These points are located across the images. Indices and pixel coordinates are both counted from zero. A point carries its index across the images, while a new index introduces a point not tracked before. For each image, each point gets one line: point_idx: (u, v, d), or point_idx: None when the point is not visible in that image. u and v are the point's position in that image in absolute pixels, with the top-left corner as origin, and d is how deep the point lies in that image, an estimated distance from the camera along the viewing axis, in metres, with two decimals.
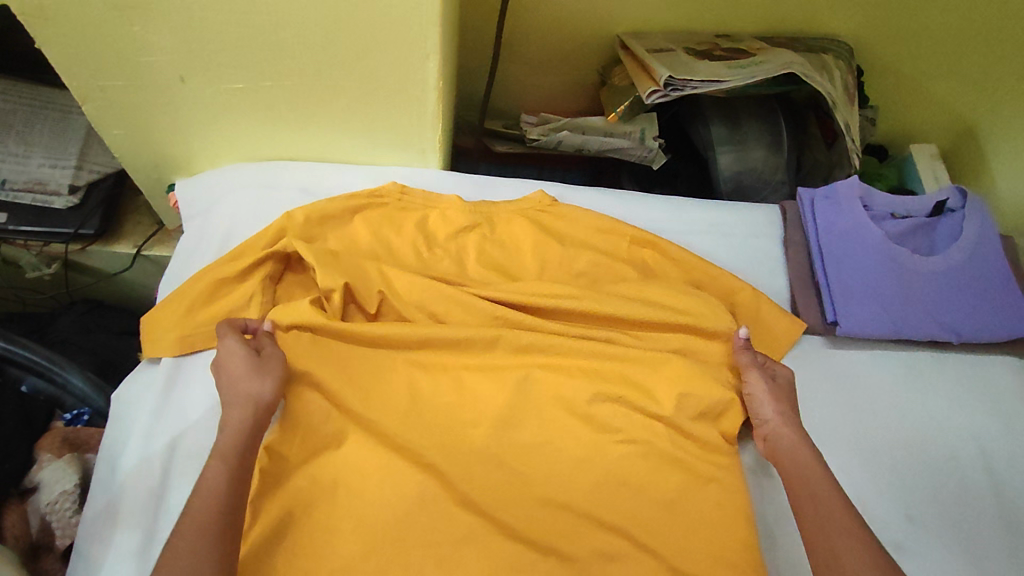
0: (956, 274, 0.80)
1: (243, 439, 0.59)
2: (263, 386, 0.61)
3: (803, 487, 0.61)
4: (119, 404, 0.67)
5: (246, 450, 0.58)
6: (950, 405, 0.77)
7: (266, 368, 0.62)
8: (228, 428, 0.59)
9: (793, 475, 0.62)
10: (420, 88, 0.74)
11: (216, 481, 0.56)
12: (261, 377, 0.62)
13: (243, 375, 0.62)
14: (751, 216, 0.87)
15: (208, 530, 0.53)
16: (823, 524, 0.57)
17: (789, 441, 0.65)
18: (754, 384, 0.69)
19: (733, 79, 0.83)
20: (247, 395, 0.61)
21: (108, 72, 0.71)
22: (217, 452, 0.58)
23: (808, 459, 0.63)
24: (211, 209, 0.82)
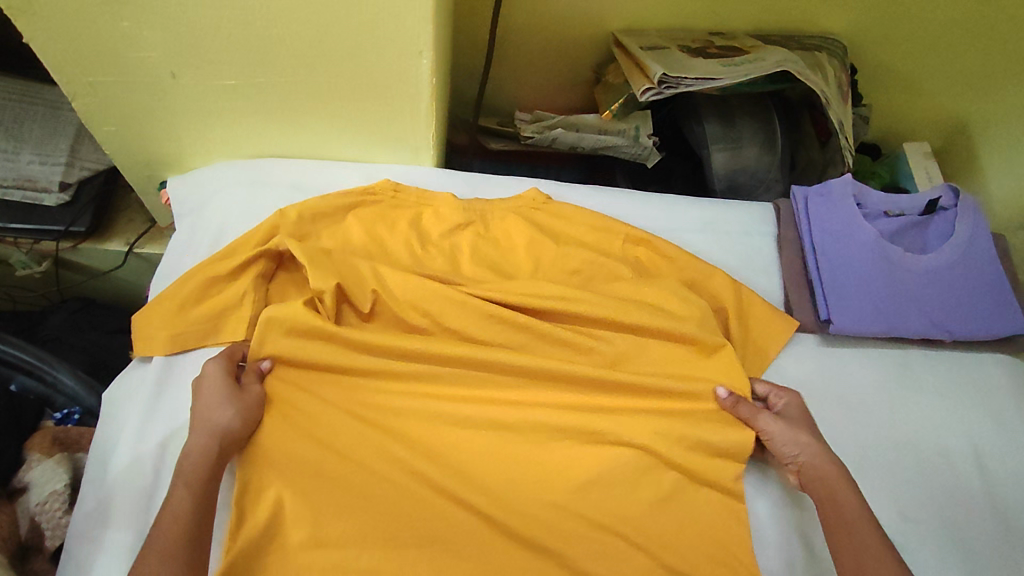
0: (950, 273, 0.81)
1: (207, 470, 0.58)
2: (227, 418, 0.61)
3: (840, 521, 0.61)
4: (110, 404, 0.67)
5: (208, 479, 0.58)
6: (942, 403, 0.78)
7: (239, 401, 0.62)
8: (192, 454, 0.59)
9: (827, 510, 0.63)
10: (414, 85, 0.74)
11: (183, 509, 0.56)
12: (231, 408, 0.61)
13: (214, 403, 0.62)
14: (745, 215, 0.87)
15: (176, 557, 0.53)
16: (857, 557, 0.59)
17: (822, 474, 0.65)
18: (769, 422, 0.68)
19: (728, 76, 0.83)
20: (215, 425, 0.60)
21: (98, 67, 0.70)
22: (180, 478, 0.58)
23: (841, 492, 0.63)
24: (204, 207, 0.81)
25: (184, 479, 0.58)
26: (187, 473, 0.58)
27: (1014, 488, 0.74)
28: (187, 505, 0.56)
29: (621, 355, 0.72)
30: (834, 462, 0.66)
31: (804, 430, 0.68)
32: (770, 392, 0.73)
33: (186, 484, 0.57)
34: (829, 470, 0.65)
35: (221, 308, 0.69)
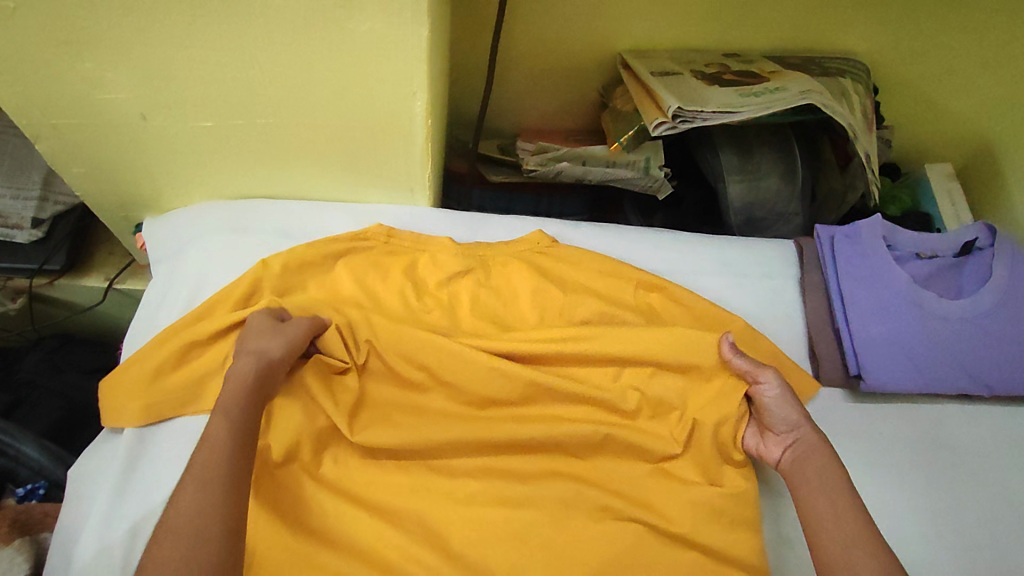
0: (988, 321, 0.75)
1: (248, 397, 0.56)
2: (272, 345, 0.60)
3: (821, 503, 0.56)
4: (77, 482, 0.62)
5: (250, 408, 0.56)
6: (982, 464, 0.72)
7: (287, 329, 0.62)
8: (235, 380, 0.57)
9: (810, 486, 0.58)
10: (408, 127, 0.68)
11: (221, 435, 0.53)
12: (279, 337, 0.61)
13: (252, 331, 0.61)
14: (765, 256, 0.81)
15: (212, 483, 0.49)
16: (844, 543, 0.53)
17: (809, 453, 0.61)
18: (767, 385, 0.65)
19: (747, 110, 0.77)
20: (258, 351, 0.59)
21: (60, 109, 0.64)
22: (219, 406, 0.55)
23: (830, 469, 0.59)
24: (182, 253, 0.75)
25: (223, 408, 0.55)
26: (229, 396, 0.56)
27: None
28: (225, 430, 0.53)
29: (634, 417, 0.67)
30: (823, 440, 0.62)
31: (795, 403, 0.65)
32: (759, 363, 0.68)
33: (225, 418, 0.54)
34: (819, 447, 0.61)
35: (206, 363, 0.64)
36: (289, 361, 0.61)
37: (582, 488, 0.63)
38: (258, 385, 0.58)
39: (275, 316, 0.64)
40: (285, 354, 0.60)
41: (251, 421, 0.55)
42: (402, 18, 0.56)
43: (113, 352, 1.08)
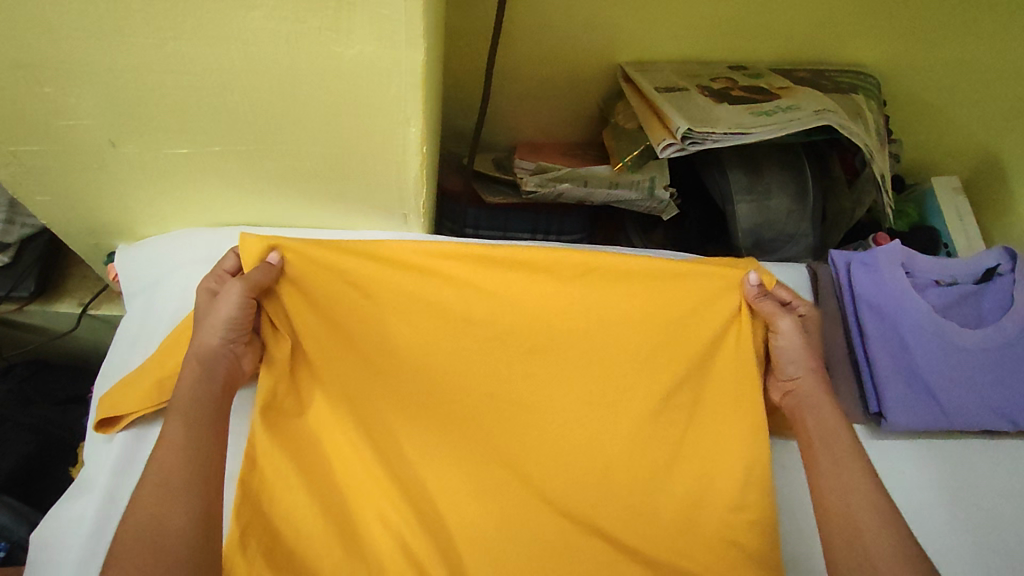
0: (1010, 351, 0.71)
1: (200, 391, 0.55)
2: (214, 330, 0.58)
3: (823, 455, 0.57)
4: (40, 546, 0.56)
5: (204, 401, 0.54)
6: (1008, 502, 0.68)
7: (223, 303, 0.58)
8: (184, 385, 0.55)
9: (812, 433, 0.59)
10: (401, 154, 0.63)
11: (177, 437, 0.51)
12: (218, 319, 0.58)
13: (198, 322, 0.59)
14: (779, 282, 0.77)
15: (182, 509, 0.48)
16: (843, 494, 0.54)
17: (812, 398, 0.61)
18: (783, 325, 0.64)
19: (760, 130, 0.73)
20: (198, 345, 0.57)
21: (21, 136, 0.59)
22: (174, 408, 0.53)
23: (834, 421, 0.59)
24: (159, 286, 0.70)
25: (178, 411, 0.53)
26: (180, 392, 0.54)
27: None
28: (181, 432, 0.52)
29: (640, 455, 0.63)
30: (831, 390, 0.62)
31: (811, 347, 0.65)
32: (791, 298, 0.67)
33: (181, 417, 0.53)
34: (823, 398, 0.61)
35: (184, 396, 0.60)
36: (232, 336, 0.58)
37: (594, 541, 0.59)
38: (210, 376, 0.56)
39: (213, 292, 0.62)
40: (225, 333, 0.58)
41: (211, 421, 0.53)
42: (394, 43, 0.51)
43: (88, 380, 1.02)
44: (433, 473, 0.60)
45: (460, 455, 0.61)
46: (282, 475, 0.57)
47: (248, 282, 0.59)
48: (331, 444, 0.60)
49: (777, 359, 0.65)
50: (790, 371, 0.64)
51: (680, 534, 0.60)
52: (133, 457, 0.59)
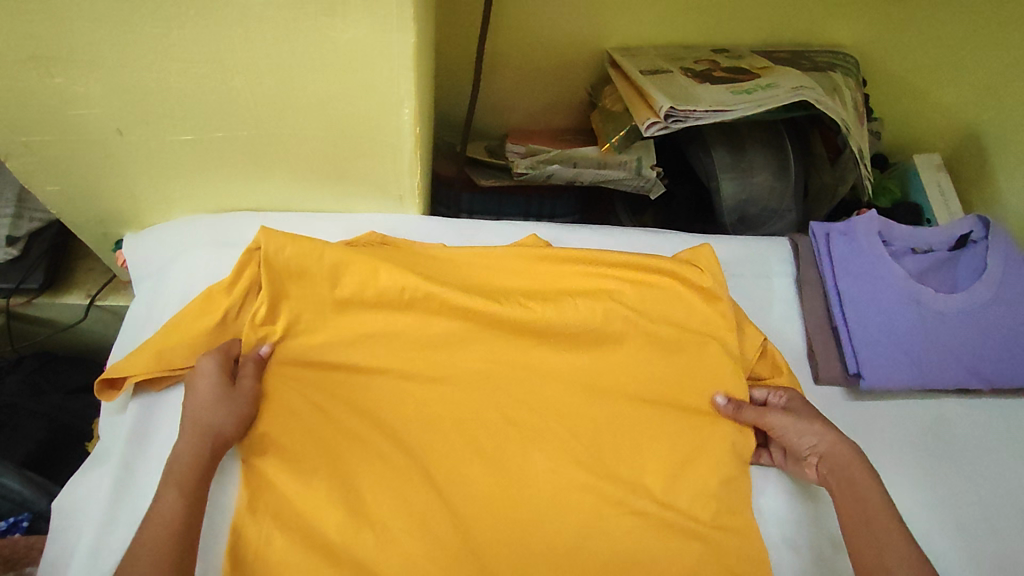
0: (984, 314, 0.75)
1: (196, 468, 0.56)
2: (224, 414, 0.58)
3: (858, 513, 0.59)
4: (62, 513, 0.59)
5: (201, 481, 0.55)
6: (982, 455, 0.72)
7: (235, 399, 0.59)
8: (179, 460, 0.56)
9: (849, 504, 0.60)
10: (395, 135, 0.66)
11: (172, 509, 0.53)
12: (230, 412, 0.59)
13: (210, 400, 0.59)
14: (761, 253, 0.80)
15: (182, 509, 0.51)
16: (880, 555, 0.56)
17: (840, 461, 0.62)
18: (775, 417, 0.66)
19: (740, 107, 0.76)
20: (208, 427, 0.57)
21: (33, 126, 0.62)
22: (169, 478, 0.55)
23: (863, 480, 0.60)
24: (166, 269, 0.73)
25: (175, 482, 0.54)
26: (177, 465, 0.55)
27: None
28: (176, 503, 0.53)
29: (628, 417, 0.67)
30: (854, 449, 0.63)
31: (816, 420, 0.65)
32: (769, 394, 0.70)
33: (177, 486, 0.54)
34: (851, 460, 0.61)
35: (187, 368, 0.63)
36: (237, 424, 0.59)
37: (587, 494, 0.63)
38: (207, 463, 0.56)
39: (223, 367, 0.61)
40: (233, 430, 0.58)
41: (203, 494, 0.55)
42: (385, 26, 0.54)
43: (98, 370, 1.05)
44: (437, 437, 0.64)
45: (459, 420, 0.65)
46: (291, 440, 0.61)
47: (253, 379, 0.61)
48: (334, 411, 0.63)
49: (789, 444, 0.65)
50: (807, 450, 0.64)
51: (665, 486, 0.64)
52: (143, 426, 0.62)
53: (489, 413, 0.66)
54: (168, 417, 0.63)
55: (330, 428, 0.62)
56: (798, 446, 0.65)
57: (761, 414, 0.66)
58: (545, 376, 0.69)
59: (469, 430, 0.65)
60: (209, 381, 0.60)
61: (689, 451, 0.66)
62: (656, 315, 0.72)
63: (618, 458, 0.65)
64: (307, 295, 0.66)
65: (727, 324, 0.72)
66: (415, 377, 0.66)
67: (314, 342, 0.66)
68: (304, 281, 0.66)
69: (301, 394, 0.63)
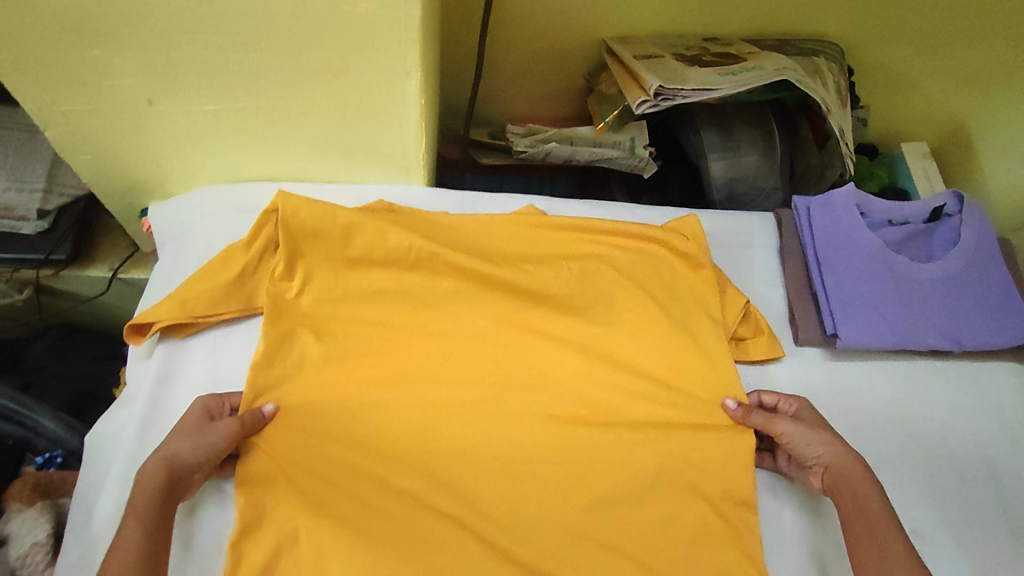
0: (957, 281, 0.79)
1: (159, 494, 0.56)
2: (191, 448, 0.59)
3: (861, 524, 0.61)
4: (94, 445, 0.65)
5: (162, 511, 0.56)
6: (954, 415, 0.76)
7: (213, 430, 0.60)
8: (141, 482, 0.56)
9: (851, 512, 0.62)
10: (402, 107, 0.71)
11: (133, 537, 0.54)
12: (202, 444, 0.59)
13: (180, 433, 0.60)
14: (745, 225, 0.85)
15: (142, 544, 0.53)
16: (879, 561, 0.59)
17: (845, 470, 0.64)
18: (787, 426, 0.67)
19: (725, 87, 0.81)
20: (173, 455, 0.58)
21: (72, 96, 0.67)
22: (132, 505, 0.56)
23: (869, 492, 0.62)
24: (188, 234, 0.78)
25: (135, 506, 0.55)
26: (139, 491, 0.56)
27: None
28: (137, 530, 0.54)
29: (616, 372, 0.72)
30: (859, 458, 0.65)
31: (822, 428, 0.67)
32: (777, 400, 0.72)
33: (138, 513, 0.55)
34: (857, 470, 0.63)
35: (210, 315, 0.68)
36: (202, 460, 0.59)
37: (576, 441, 0.68)
38: (169, 487, 0.57)
39: (208, 411, 0.63)
40: (201, 460, 0.59)
41: (165, 522, 0.56)
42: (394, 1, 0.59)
43: (118, 342, 1.10)
44: (438, 386, 0.69)
45: (458, 375, 0.70)
46: (309, 386, 0.67)
47: (244, 429, 0.62)
48: (341, 361, 0.69)
49: (796, 451, 0.67)
50: (813, 459, 0.66)
51: (650, 434, 0.69)
52: (168, 369, 0.68)
53: (487, 368, 0.71)
54: (191, 361, 0.68)
55: (341, 375, 0.68)
56: (805, 455, 0.66)
57: (768, 424, 0.67)
58: (540, 334, 0.73)
59: (467, 382, 0.70)
60: (190, 419, 0.61)
61: (672, 404, 0.71)
62: (645, 279, 0.77)
63: (606, 409, 0.70)
64: (321, 256, 0.71)
65: (712, 284, 0.77)
66: (418, 333, 0.72)
67: (325, 298, 0.71)
68: (317, 241, 0.71)
69: (313, 345, 0.68)
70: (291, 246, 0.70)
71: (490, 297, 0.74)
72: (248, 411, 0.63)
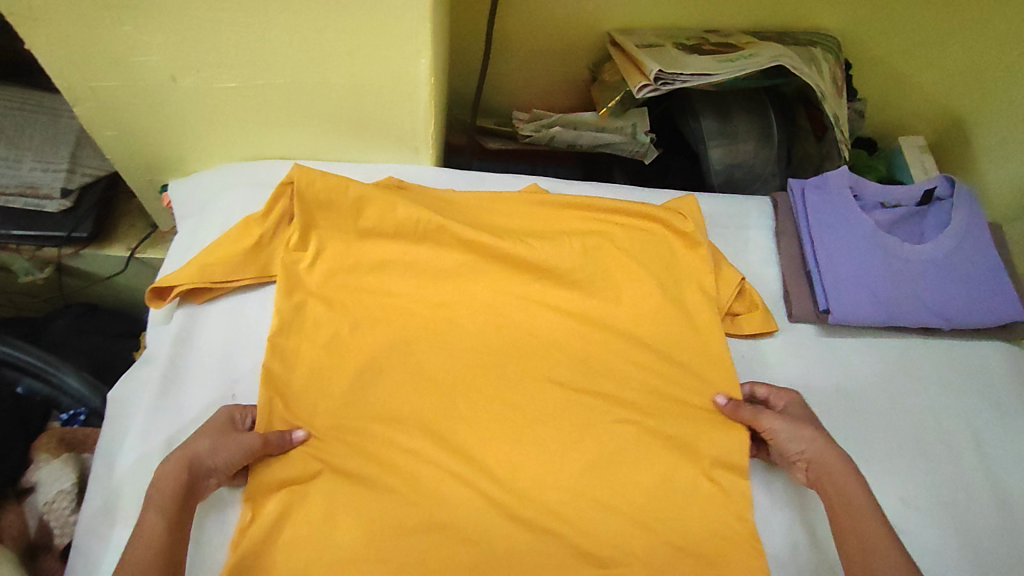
0: (947, 262, 0.82)
1: (180, 494, 0.57)
2: (215, 455, 0.60)
3: (846, 520, 0.62)
4: (116, 400, 0.68)
5: (181, 511, 0.57)
6: (943, 390, 0.79)
7: (235, 441, 0.61)
8: (160, 480, 0.57)
9: (835, 506, 0.63)
10: (413, 86, 0.75)
11: (152, 533, 0.54)
12: (226, 451, 0.60)
13: (206, 437, 0.61)
14: (743, 207, 0.88)
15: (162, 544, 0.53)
16: (866, 558, 0.59)
17: (829, 467, 0.65)
18: (771, 420, 0.68)
19: (723, 73, 0.84)
20: (197, 457, 0.59)
21: (101, 71, 0.71)
22: (151, 500, 0.56)
23: (853, 488, 0.63)
24: (205, 208, 0.82)
25: (155, 502, 0.56)
26: (162, 489, 0.57)
27: (1011, 472, 0.75)
28: (158, 527, 0.55)
29: (615, 343, 0.75)
30: (844, 455, 0.66)
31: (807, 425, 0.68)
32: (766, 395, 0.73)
33: (158, 510, 0.56)
34: (841, 466, 0.64)
35: (227, 281, 0.72)
36: (224, 468, 0.60)
37: (576, 407, 0.71)
38: (186, 488, 0.58)
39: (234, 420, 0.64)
40: (222, 466, 0.60)
41: (182, 522, 0.57)
42: None
43: (134, 321, 1.14)
44: (444, 353, 0.72)
45: (464, 343, 0.73)
46: (321, 348, 0.70)
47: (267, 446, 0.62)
48: (351, 328, 0.72)
49: (781, 447, 0.68)
50: (798, 455, 0.67)
51: (647, 401, 0.72)
52: (187, 331, 0.71)
53: (491, 337, 0.74)
54: (208, 323, 0.72)
55: (351, 340, 0.71)
56: (790, 451, 0.67)
57: (753, 420, 0.68)
58: (542, 306, 0.76)
59: (472, 350, 0.73)
60: (216, 426, 0.62)
61: (669, 374, 0.73)
62: (644, 256, 0.79)
63: (605, 378, 0.73)
64: (334, 229, 0.75)
65: (707, 262, 0.79)
66: (426, 303, 0.75)
67: (337, 268, 0.74)
68: (329, 213, 0.75)
69: (325, 312, 0.72)
70: (305, 217, 0.74)
71: (495, 270, 0.77)
72: (275, 432, 0.63)
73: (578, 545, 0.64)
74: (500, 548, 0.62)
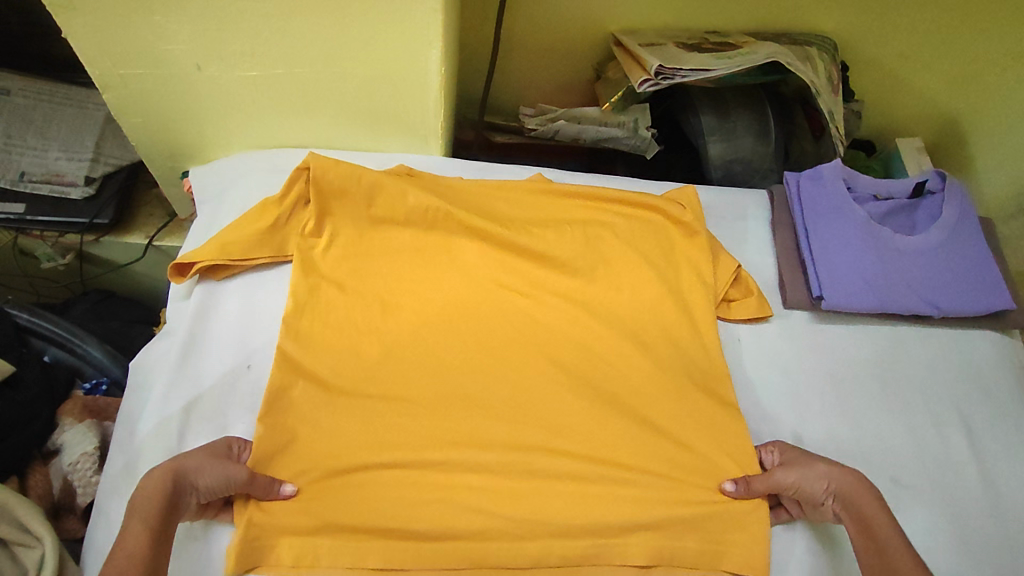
0: (937, 252, 0.84)
1: (164, 508, 0.56)
2: (202, 476, 0.59)
3: (879, 553, 0.62)
4: (138, 370, 0.72)
5: (163, 527, 0.56)
6: (933, 376, 0.81)
7: (224, 467, 0.60)
8: (147, 489, 0.56)
9: (867, 542, 0.63)
10: (424, 76, 0.78)
11: (135, 541, 0.53)
12: (214, 474, 0.59)
13: (197, 458, 0.60)
14: (740, 199, 0.92)
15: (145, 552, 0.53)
16: None
17: (851, 497, 0.65)
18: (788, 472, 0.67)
19: (720, 68, 0.87)
20: (186, 476, 0.58)
21: (131, 59, 0.75)
22: (134, 510, 0.56)
23: (879, 516, 0.64)
24: (224, 192, 0.86)
25: (140, 513, 0.55)
26: (147, 498, 0.56)
27: (999, 455, 0.77)
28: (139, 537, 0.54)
29: (615, 324, 0.78)
30: (861, 480, 0.67)
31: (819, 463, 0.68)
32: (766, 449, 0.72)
33: (142, 518, 0.55)
34: (864, 495, 0.65)
35: (244, 259, 0.75)
36: (210, 492, 0.59)
37: (577, 384, 0.74)
38: (169, 499, 0.57)
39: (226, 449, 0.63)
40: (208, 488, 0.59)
41: (163, 539, 0.55)
42: None
43: (150, 309, 1.17)
44: (451, 331, 0.75)
45: (470, 322, 0.76)
46: (331, 323, 0.73)
47: (252, 482, 0.60)
48: (363, 305, 0.75)
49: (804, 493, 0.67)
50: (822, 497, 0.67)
51: (645, 379, 0.75)
52: (205, 305, 0.74)
53: (496, 317, 0.77)
54: (226, 298, 0.75)
55: (362, 317, 0.74)
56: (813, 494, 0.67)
57: (772, 482, 0.67)
58: (545, 289, 0.80)
59: (477, 329, 0.76)
60: (207, 450, 0.61)
61: (666, 353, 0.76)
62: (644, 243, 0.83)
63: (605, 357, 0.76)
64: (347, 212, 0.78)
65: (706, 250, 0.82)
66: (433, 284, 0.78)
67: (350, 249, 0.78)
68: (343, 196, 0.78)
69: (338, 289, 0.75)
70: (320, 202, 0.77)
71: (500, 254, 0.80)
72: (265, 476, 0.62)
73: (576, 513, 0.66)
74: (500, 515, 0.65)
